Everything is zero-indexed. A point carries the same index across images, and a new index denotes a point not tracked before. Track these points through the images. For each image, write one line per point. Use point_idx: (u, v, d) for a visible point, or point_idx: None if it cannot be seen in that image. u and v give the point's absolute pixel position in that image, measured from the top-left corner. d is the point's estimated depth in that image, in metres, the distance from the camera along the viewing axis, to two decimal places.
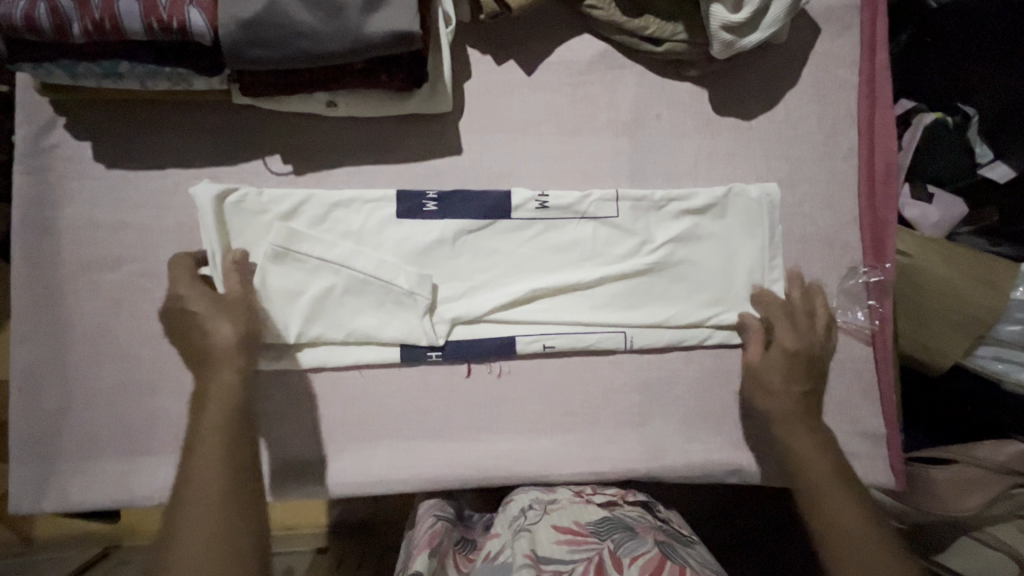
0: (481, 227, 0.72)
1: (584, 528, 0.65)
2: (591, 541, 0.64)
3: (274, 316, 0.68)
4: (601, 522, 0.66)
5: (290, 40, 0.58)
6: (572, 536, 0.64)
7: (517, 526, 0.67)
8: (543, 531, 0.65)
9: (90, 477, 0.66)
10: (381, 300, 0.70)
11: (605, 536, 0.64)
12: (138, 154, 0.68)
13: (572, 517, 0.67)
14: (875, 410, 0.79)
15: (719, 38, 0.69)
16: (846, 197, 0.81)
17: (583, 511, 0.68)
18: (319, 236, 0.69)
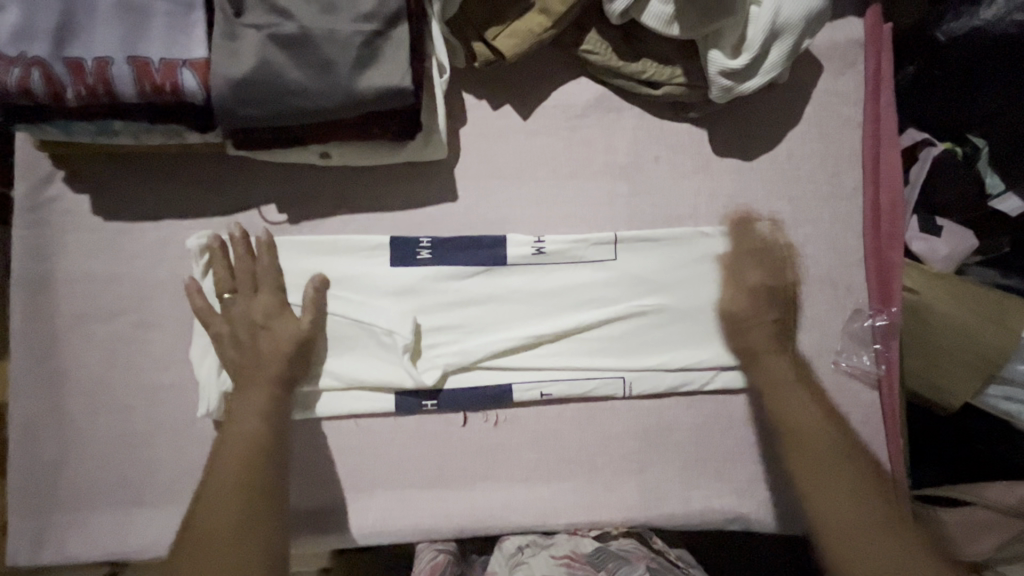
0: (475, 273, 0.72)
1: (582, 558, 0.70)
2: (588, 571, 0.69)
3: None
4: (596, 552, 0.71)
5: (283, 99, 0.58)
6: (569, 562, 0.70)
7: (517, 561, 0.71)
8: (541, 560, 0.70)
9: (88, 528, 0.67)
10: (373, 346, 0.69)
11: (599, 566, 0.70)
12: (135, 205, 0.68)
13: (569, 547, 0.72)
14: (880, 456, 0.77)
15: (717, 83, 0.68)
16: (850, 237, 0.79)
17: (579, 542, 0.73)
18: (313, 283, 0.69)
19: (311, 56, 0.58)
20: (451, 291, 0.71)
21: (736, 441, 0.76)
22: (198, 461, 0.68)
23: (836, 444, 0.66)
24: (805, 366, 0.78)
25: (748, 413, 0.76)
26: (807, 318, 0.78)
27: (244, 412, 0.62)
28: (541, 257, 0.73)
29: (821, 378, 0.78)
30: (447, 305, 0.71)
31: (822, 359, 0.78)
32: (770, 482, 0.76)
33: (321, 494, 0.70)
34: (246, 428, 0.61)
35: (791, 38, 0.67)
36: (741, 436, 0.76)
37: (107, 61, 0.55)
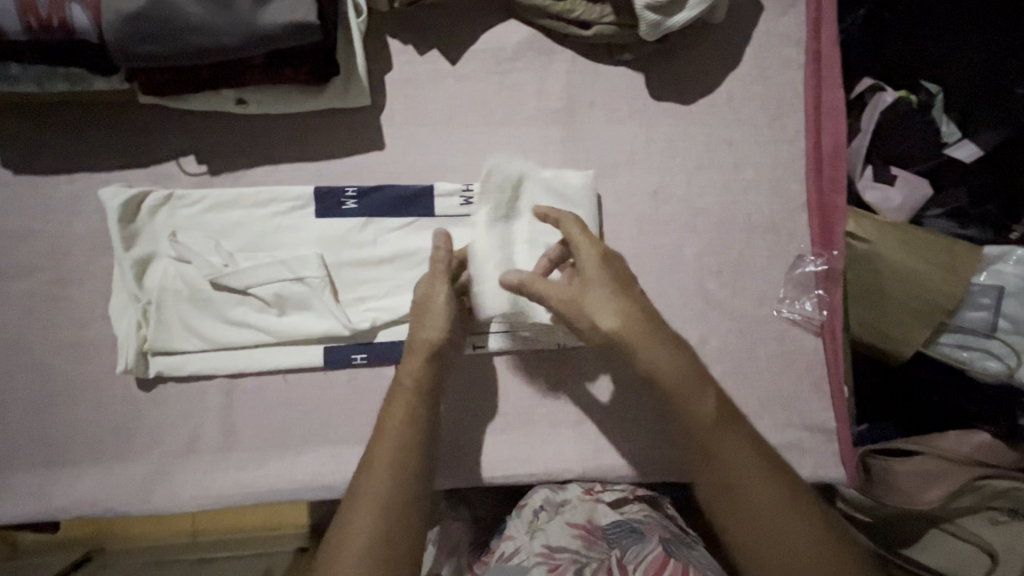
0: (403, 224, 0.69)
1: (596, 529, 0.69)
2: (602, 545, 0.67)
3: (187, 317, 0.66)
4: (611, 524, 0.69)
5: (180, 35, 0.56)
6: (585, 535, 0.68)
7: (534, 526, 0.71)
8: (556, 527, 0.69)
9: (10, 489, 0.65)
10: (292, 299, 0.67)
11: (613, 542, 0.67)
12: (46, 157, 0.66)
13: (585, 515, 0.70)
14: (826, 402, 0.76)
15: (645, 19, 0.66)
16: (793, 181, 0.77)
17: (595, 509, 0.71)
18: (232, 234, 0.67)
19: None
20: (376, 249, 0.69)
21: None
22: (123, 418, 0.67)
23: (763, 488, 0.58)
24: (746, 314, 0.76)
25: None
26: (748, 265, 0.77)
27: (393, 413, 0.58)
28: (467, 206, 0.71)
29: (764, 326, 0.76)
30: (372, 261, 0.69)
31: (764, 307, 0.76)
32: None
33: (251, 454, 0.67)
34: (394, 439, 0.57)
35: None
36: None
37: None
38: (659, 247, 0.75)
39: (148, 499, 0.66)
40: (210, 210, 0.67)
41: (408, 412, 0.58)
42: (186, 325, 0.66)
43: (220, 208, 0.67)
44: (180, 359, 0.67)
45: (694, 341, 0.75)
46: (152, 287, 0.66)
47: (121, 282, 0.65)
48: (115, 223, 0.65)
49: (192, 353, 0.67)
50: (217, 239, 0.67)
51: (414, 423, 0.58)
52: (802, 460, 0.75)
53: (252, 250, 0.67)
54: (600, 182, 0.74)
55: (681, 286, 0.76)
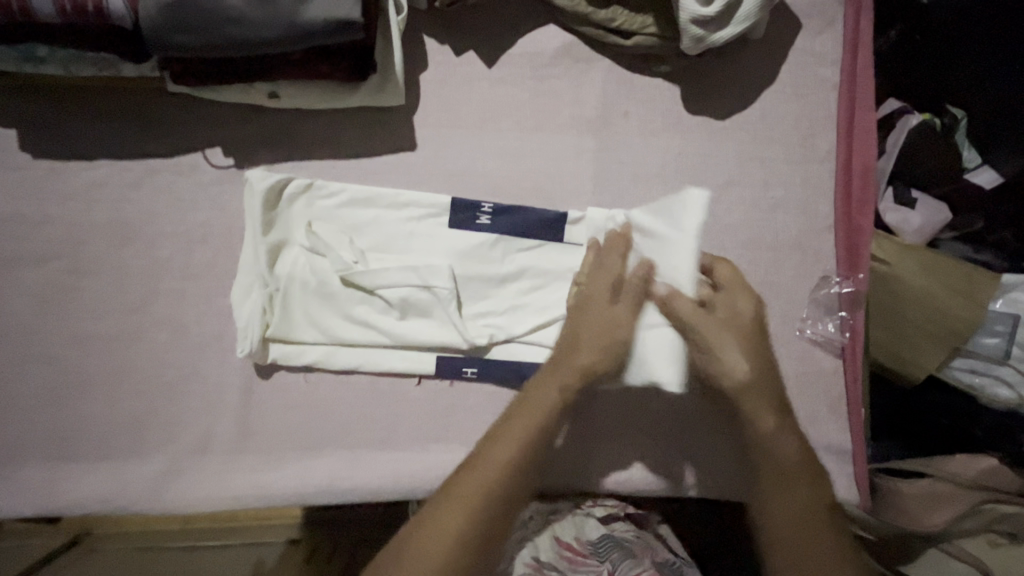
0: (531, 248, 0.68)
1: (585, 548, 0.68)
2: (591, 563, 0.67)
3: (308, 306, 0.66)
4: (599, 540, 0.68)
5: (218, 25, 0.54)
6: (572, 554, 0.68)
7: (519, 538, 0.68)
8: (545, 540, 0.68)
9: (13, 484, 0.63)
10: (411, 304, 0.66)
11: (602, 558, 0.67)
12: (65, 141, 0.64)
13: (575, 533, 0.69)
14: (843, 423, 0.77)
15: (689, 33, 0.65)
16: (821, 202, 0.77)
17: (585, 524, 0.70)
18: (376, 231, 0.67)
19: None
20: (499, 264, 0.68)
21: None
22: (135, 416, 0.65)
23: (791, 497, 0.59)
24: (769, 333, 0.76)
25: None
26: (773, 284, 0.76)
27: (487, 470, 0.56)
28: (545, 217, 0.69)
29: (787, 346, 0.76)
30: (497, 277, 0.68)
31: (787, 327, 0.76)
32: None
33: (267, 456, 0.66)
34: (465, 499, 0.55)
35: None
36: None
37: None
38: None
39: (161, 497, 0.64)
40: (412, 211, 0.67)
41: (508, 479, 0.56)
42: (309, 321, 0.66)
43: (410, 211, 0.67)
44: (296, 346, 0.66)
45: None
46: (281, 271, 0.66)
47: (252, 262, 0.65)
48: (255, 202, 0.64)
49: (310, 345, 0.66)
50: (409, 240, 0.67)
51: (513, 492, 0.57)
52: None
53: (425, 253, 0.67)
54: (631, 194, 0.73)
55: None
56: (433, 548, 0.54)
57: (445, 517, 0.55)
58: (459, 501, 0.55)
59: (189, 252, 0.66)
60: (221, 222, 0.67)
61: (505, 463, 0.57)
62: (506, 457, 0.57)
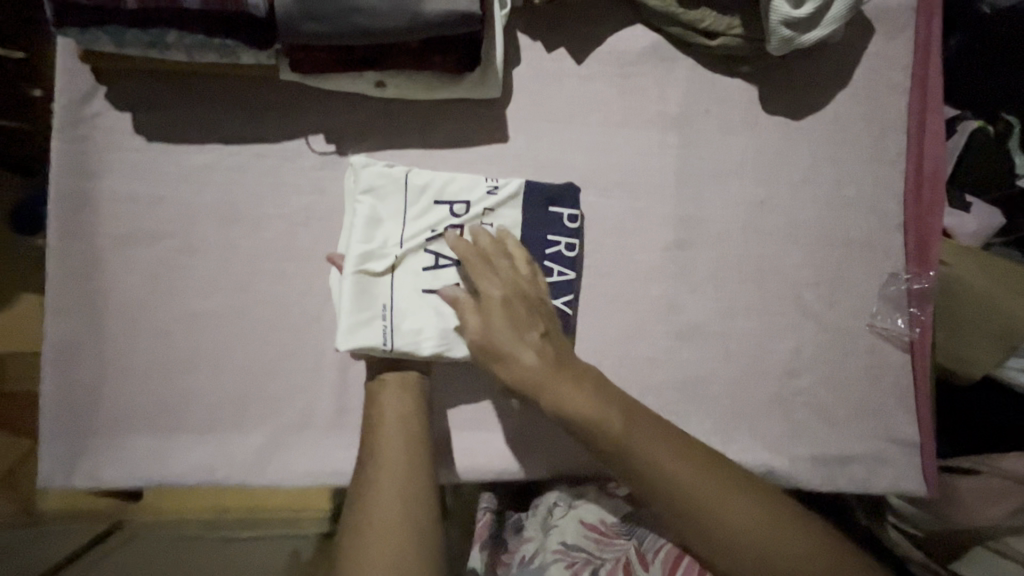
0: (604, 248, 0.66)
1: (611, 529, 0.71)
2: (618, 542, 0.69)
3: (373, 281, 0.64)
4: (622, 520, 0.71)
5: (346, 14, 0.56)
6: (598, 534, 0.70)
7: (547, 523, 0.73)
8: (571, 525, 0.71)
9: (121, 455, 0.65)
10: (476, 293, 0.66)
11: (630, 536, 0.69)
12: (178, 125, 0.66)
13: (600, 515, 0.72)
14: (909, 416, 0.79)
15: (778, 34, 0.68)
16: (892, 201, 0.79)
17: (608, 507, 0.72)
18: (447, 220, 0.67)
19: None
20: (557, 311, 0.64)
21: (769, 398, 0.77)
22: (236, 392, 0.67)
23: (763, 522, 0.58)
24: (840, 327, 0.78)
25: (783, 370, 0.77)
26: (845, 279, 0.79)
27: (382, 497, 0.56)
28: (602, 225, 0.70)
29: (856, 339, 0.78)
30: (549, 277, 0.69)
31: (857, 321, 0.78)
32: (803, 436, 0.77)
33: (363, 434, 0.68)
34: (378, 530, 0.54)
35: None
36: (776, 392, 0.77)
37: None
38: (761, 256, 0.77)
39: (261, 471, 0.66)
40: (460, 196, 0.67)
41: (402, 469, 0.58)
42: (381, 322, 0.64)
43: (462, 199, 0.68)
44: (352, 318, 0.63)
45: (790, 350, 0.77)
46: (354, 241, 0.64)
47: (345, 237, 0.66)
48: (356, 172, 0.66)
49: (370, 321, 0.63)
50: (462, 226, 0.67)
51: (428, 506, 0.57)
52: (884, 471, 0.78)
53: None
54: (710, 189, 0.76)
55: (780, 296, 0.77)
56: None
57: (368, 561, 0.52)
58: (371, 534, 0.54)
59: (290, 234, 0.68)
60: (321, 206, 0.68)
61: (382, 490, 0.56)
62: (401, 437, 0.60)
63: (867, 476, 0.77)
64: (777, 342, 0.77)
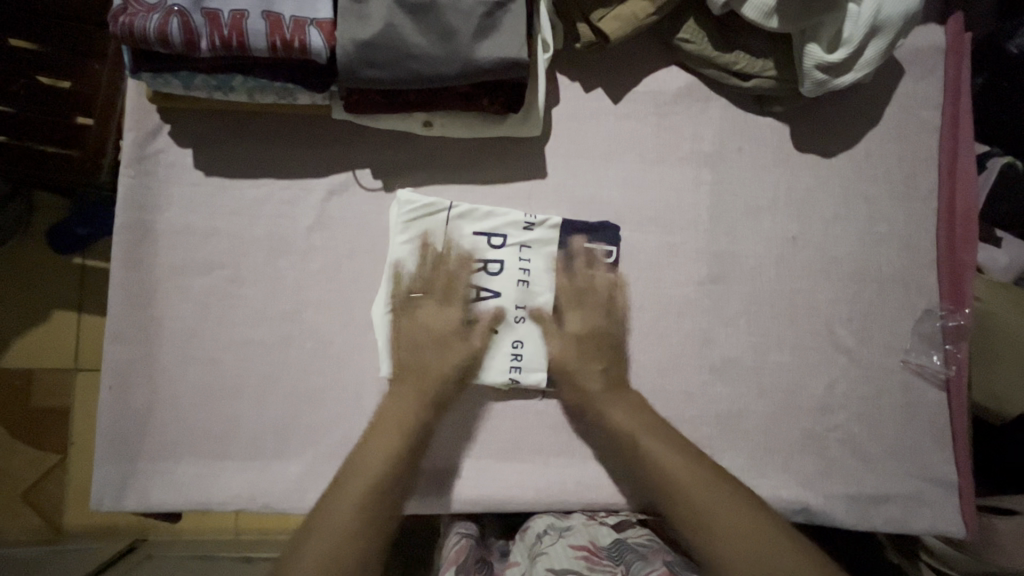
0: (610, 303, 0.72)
1: (598, 549, 0.66)
2: (606, 564, 0.64)
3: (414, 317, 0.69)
4: (614, 545, 0.67)
5: (402, 62, 0.60)
6: (588, 555, 0.65)
7: (535, 550, 0.67)
8: (559, 549, 0.65)
9: (170, 477, 0.67)
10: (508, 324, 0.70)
11: (618, 561, 0.64)
12: (236, 162, 0.70)
13: (588, 537, 0.67)
14: (947, 455, 0.78)
15: (812, 77, 0.70)
16: (925, 238, 0.80)
17: (597, 532, 0.69)
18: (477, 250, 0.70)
19: (436, 23, 0.60)
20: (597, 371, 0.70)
21: (803, 433, 0.77)
22: (281, 418, 0.69)
23: (738, 518, 0.61)
24: (874, 363, 0.78)
25: (816, 405, 0.77)
26: (878, 315, 0.79)
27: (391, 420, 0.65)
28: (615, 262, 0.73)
29: (891, 376, 0.78)
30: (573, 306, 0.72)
31: (891, 357, 0.79)
32: (838, 473, 0.76)
33: None
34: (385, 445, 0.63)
35: (890, 35, 0.68)
36: (811, 427, 0.77)
37: (242, 15, 0.57)
38: (793, 291, 0.78)
39: (303, 498, 0.68)
40: (496, 227, 0.71)
41: (405, 419, 0.65)
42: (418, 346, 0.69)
43: (498, 231, 0.71)
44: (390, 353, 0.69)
45: (824, 384, 0.78)
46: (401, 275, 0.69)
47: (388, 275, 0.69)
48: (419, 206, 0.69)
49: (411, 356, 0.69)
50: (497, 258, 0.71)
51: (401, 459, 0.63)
52: (923, 511, 0.77)
53: (520, 273, 0.71)
54: (743, 224, 0.77)
55: (813, 331, 0.78)
56: (360, 474, 0.61)
57: (370, 451, 0.63)
58: (399, 412, 0.65)
59: (337, 265, 0.71)
60: (368, 240, 0.71)
61: (387, 415, 0.65)
62: (417, 387, 0.67)
63: (905, 516, 0.76)
64: (811, 377, 0.77)
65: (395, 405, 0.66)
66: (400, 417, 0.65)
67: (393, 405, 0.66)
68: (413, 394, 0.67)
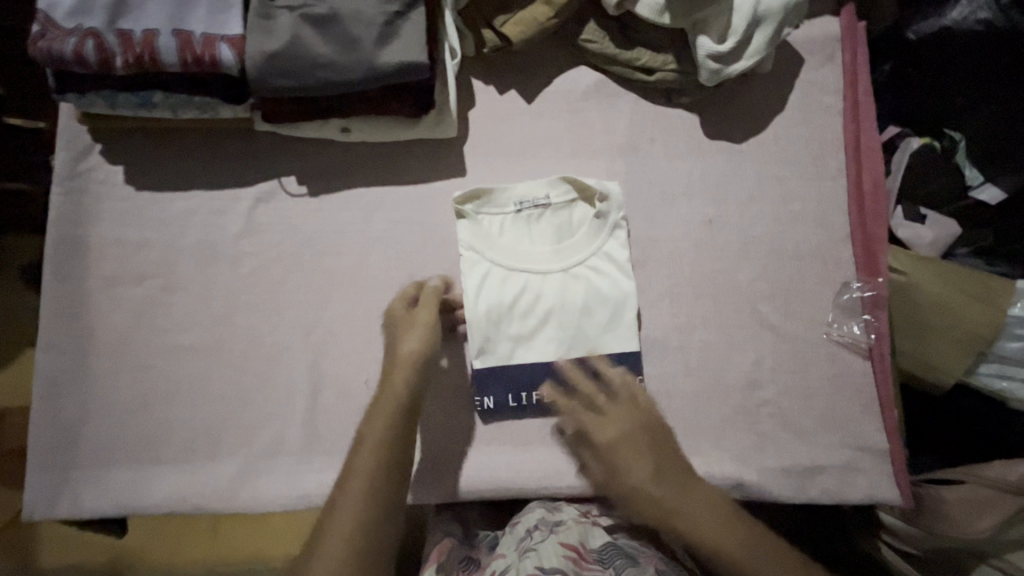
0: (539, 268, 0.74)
1: (589, 553, 0.66)
2: (595, 567, 0.65)
3: (340, 313, 0.73)
4: (604, 548, 0.67)
5: (310, 71, 0.64)
6: (577, 556, 0.65)
7: (524, 546, 0.68)
8: (549, 548, 0.66)
9: (102, 483, 0.68)
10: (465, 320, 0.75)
11: (607, 564, 0.65)
12: (164, 176, 0.73)
13: (579, 537, 0.68)
14: (878, 424, 0.79)
15: (706, 67, 0.75)
16: (837, 214, 0.83)
17: (588, 532, 0.69)
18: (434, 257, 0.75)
19: (339, 33, 0.64)
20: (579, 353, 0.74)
21: (734, 409, 0.78)
22: (213, 420, 0.70)
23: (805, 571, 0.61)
24: (799, 336, 0.80)
25: (745, 381, 0.79)
26: (799, 290, 0.81)
27: (398, 360, 0.65)
28: (524, 236, 0.75)
29: (816, 349, 0.80)
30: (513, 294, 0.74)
31: (815, 330, 0.81)
32: (771, 448, 0.78)
33: (335, 455, 0.70)
34: (390, 401, 0.63)
35: (773, 24, 0.73)
36: (741, 403, 0.78)
37: (154, 34, 0.61)
38: (714, 272, 0.80)
39: (235, 497, 0.69)
40: (494, 236, 0.75)
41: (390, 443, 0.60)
42: (350, 338, 0.73)
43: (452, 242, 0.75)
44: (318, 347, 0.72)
45: (751, 360, 0.79)
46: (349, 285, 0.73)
47: (322, 276, 0.73)
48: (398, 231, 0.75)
49: (341, 351, 0.72)
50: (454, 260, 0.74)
51: (388, 489, 0.58)
52: (857, 480, 0.78)
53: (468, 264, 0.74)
54: (659, 211, 0.81)
55: (736, 309, 0.80)
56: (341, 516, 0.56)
57: (349, 487, 0.58)
58: (374, 437, 0.60)
59: (265, 269, 0.73)
60: (295, 244, 0.74)
61: (366, 437, 0.61)
62: (394, 405, 0.62)
63: (840, 486, 0.77)
64: (737, 354, 0.79)
65: (370, 428, 0.61)
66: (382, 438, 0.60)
67: (370, 428, 0.61)
68: (393, 411, 0.62)
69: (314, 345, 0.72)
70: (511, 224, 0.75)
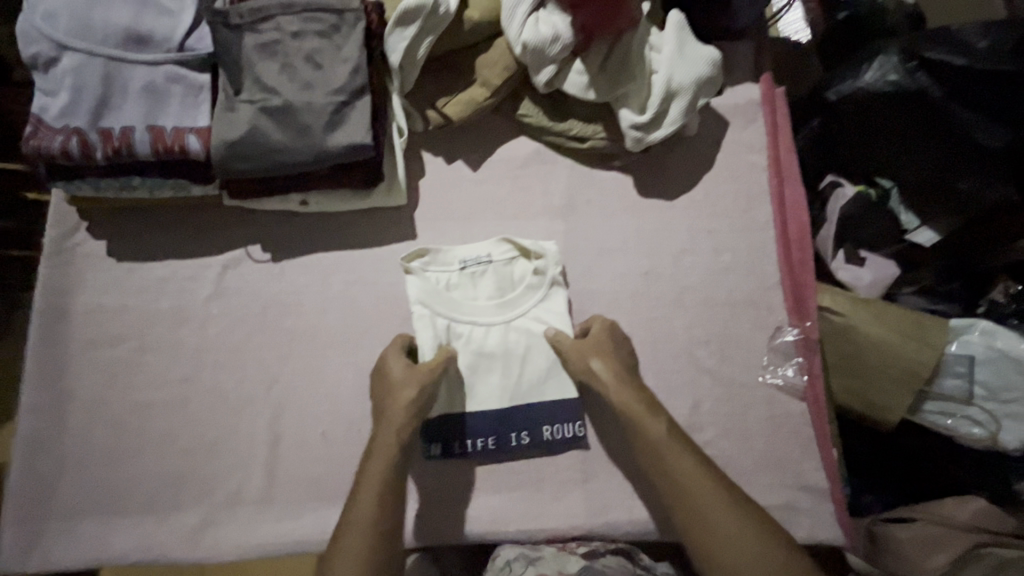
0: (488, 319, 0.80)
1: None
2: None
3: (300, 368, 0.79)
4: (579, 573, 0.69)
5: (267, 156, 0.72)
6: None
7: None
8: None
9: (71, 536, 0.73)
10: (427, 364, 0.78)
11: None
12: (142, 247, 0.81)
13: (556, 567, 0.70)
14: (817, 464, 0.82)
15: (629, 135, 0.82)
16: (767, 262, 0.89)
17: (566, 561, 0.71)
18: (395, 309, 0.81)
19: (292, 122, 0.72)
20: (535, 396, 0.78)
21: None
22: (177, 473, 0.75)
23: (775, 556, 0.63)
24: (735, 379, 0.84)
25: (685, 424, 0.83)
26: (734, 336, 0.86)
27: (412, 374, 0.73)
28: (473, 288, 0.81)
29: (753, 391, 0.84)
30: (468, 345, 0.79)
31: (750, 373, 0.85)
32: None
33: (292, 505, 0.74)
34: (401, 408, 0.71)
35: (686, 97, 0.81)
36: None
37: (130, 129, 0.71)
38: (651, 320, 0.86)
39: (196, 547, 0.73)
40: (441, 292, 0.80)
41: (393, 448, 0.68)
42: (307, 392, 0.78)
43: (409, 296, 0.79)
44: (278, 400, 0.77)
45: (691, 403, 0.83)
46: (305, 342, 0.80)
47: (282, 334, 0.80)
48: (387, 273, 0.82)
49: (299, 405, 0.77)
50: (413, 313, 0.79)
51: (389, 485, 0.67)
52: (800, 520, 0.80)
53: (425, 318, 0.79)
54: (598, 264, 0.87)
55: (674, 355, 0.85)
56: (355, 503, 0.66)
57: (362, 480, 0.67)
58: (385, 434, 0.70)
59: (230, 329, 0.80)
60: (257, 305, 0.81)
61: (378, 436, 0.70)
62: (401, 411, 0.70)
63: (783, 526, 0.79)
64: (676, 398, 0.83)
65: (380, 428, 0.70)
66: (391, 436, 0.69)
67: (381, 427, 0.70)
68: (402, 414, 0.70)
69: (273, 399, 0.78)
70: (456, 281, 0.81)
